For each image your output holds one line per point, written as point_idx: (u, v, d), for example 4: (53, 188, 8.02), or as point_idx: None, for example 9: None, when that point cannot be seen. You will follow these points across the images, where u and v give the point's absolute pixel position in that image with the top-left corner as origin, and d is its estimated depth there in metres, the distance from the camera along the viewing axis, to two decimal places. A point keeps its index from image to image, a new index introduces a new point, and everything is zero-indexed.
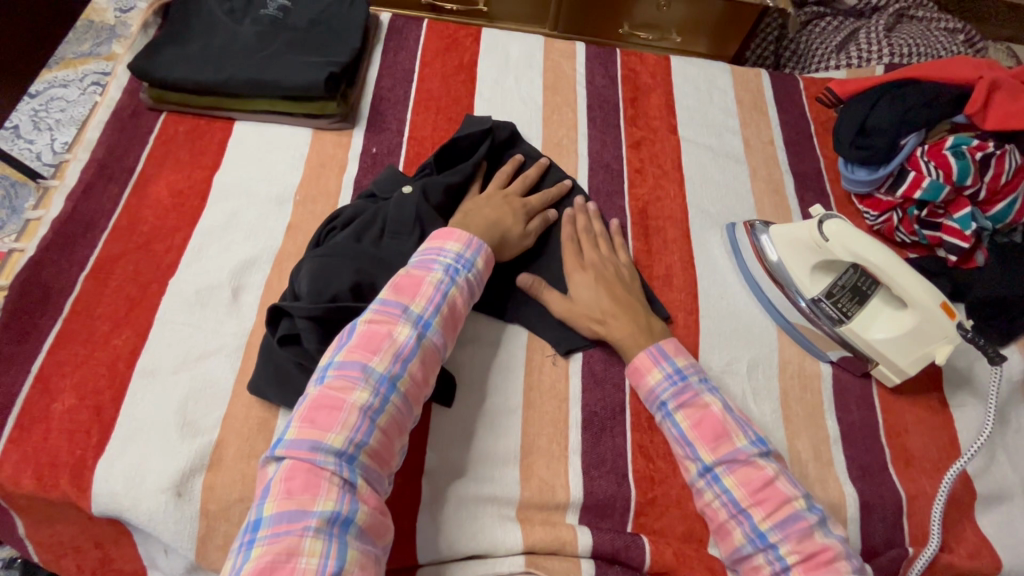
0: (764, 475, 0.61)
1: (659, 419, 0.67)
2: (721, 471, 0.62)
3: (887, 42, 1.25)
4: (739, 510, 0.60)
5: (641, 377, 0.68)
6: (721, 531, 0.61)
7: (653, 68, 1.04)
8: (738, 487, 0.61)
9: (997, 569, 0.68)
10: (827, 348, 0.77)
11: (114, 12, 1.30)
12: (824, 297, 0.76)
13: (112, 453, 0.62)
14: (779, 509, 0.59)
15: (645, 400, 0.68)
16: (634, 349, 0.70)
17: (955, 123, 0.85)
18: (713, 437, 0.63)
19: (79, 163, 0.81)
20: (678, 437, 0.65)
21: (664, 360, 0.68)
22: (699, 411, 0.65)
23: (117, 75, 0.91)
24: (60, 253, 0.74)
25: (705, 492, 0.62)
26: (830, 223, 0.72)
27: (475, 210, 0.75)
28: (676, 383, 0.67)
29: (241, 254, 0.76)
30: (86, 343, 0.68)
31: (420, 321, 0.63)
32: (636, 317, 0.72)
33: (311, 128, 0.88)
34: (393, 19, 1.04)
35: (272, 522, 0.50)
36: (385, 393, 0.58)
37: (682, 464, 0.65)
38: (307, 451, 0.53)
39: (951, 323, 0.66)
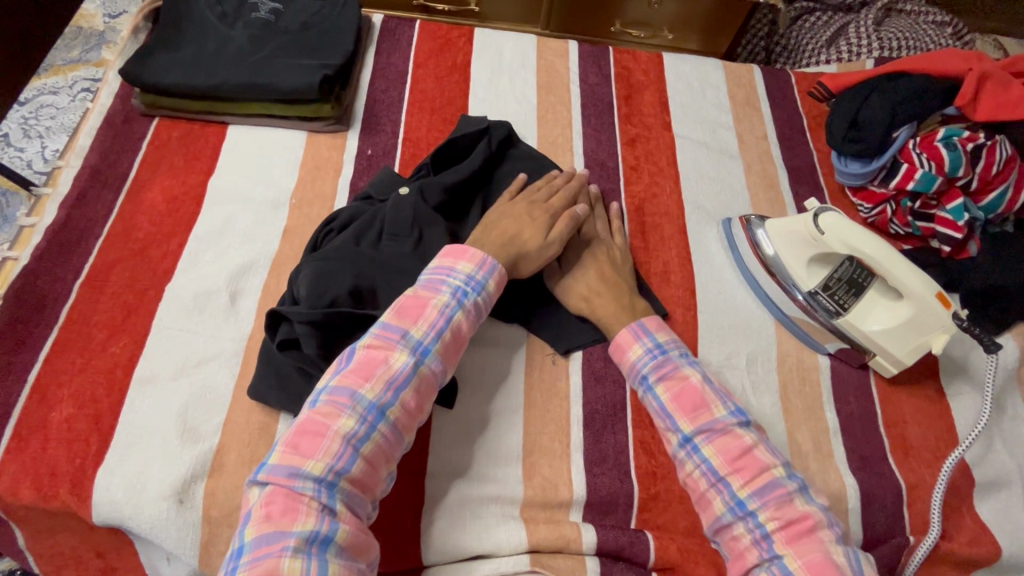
0: (743, 443, 0.61)
1: (641, 394, 0.67)
2: (701, 441, 0.62)
3: (876, 37, 1.26)
4: (719, 478, 0.60)
5: (622, 352, 0.69)
6: (702, 500, 0.61)
7: (646, 65, 1.04)
8: (717, 456, 0.61)
9: (997, 555, 0.69)
10: (825, 341, 0.78)
11: (103, 17, 1.29)
12: (823, 290, 0.76)
13: (112, 461, 0.62)
14: (757, 477, 0.59)
15: (627, 375, 0.68)
16: (616, 327, 0.71)
17: (946, 115, 0.86)
18: (692, 407, 0.63)
19: (72, 170, 0.81)
20: (658, 410, 0.65)
21: (644, 336, 0.68)
22: (678, 382, 0.65)
23: (108, 81, 0.90)
24: (55, 261, 0.73)
25: (686, 462, 0.62)
26: (828, 216, 0.73)
27: (494, 224, 0.73)
28: (656, 357, 0.67)
29: (238, 259, 0.76)
30: (84, 351, 0.67)
31: (418, 347, 0.62)
32: (626, 295, 0.73)
33: (305, 131, 0.88)
34: (386, 21, 1.03)
35: (252, 546, 0.51)
36: (372, 420, 0.58)
37: (663, 436, 0.65)
38: (286, 477, 0.54)
39: (947, 313, 0.67)
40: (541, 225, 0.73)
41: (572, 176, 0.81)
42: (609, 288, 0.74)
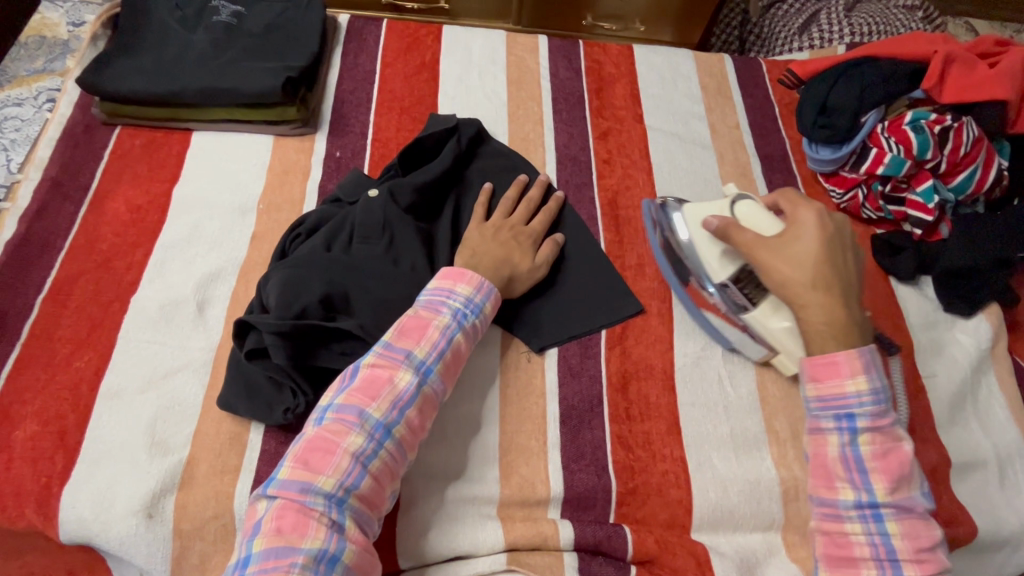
0: (930, 535, 0.58)
1: (834, 430, 0.60)
2: (887, 513, 0.58)
3: (847, 22, 1.26)
4: (891, 557, 0.57)
5: (841, 376, 0.60)
6: (847, 562, 0.58)
7: (616, 58, 1.04)
8: (901, 537, 0.57)
9: (975, 534, 0.69)
10: (721, 332, 0.75)
11: (66, 26, 1.27)
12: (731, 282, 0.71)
13: (78, 478, 0.60)
14: (936, 575, 0.56)
15: (830, 402, 0.61)
16: (824, 342, 0.62)
17: (913, 99, 0.85)
18: (897, 477, 0.58)
19: (31, 182, 0.79)
20: (849, 458, 0.60)
21: (875, 372, 0.60)
22: (893, 444, 0.59)
23: (68, 91, 0.88)
24: (16, 276, 0.72)
25: (854, 523, 0.59)
26: (740, 203, 0.72)
27: (480, 248, 0.73)
28: (877, 403, 0.59)
29: (205, 267, 0.75)
30: (47, 367, 0.66)
31: (422, 366, 0.62)
32: (841, 312, 0.62)
33: (272, 134, 0.87)
34: (353, 21, 1.02)
35: (260, 559, 0.50)
36: (380, 438, 0.57)
37: (831, 483, 0.60)
38: (297, 492, 0.53)
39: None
40: (527, 250, 0.75)
41: (543, 180, 0.83)
42: (839, 294, 0.63)
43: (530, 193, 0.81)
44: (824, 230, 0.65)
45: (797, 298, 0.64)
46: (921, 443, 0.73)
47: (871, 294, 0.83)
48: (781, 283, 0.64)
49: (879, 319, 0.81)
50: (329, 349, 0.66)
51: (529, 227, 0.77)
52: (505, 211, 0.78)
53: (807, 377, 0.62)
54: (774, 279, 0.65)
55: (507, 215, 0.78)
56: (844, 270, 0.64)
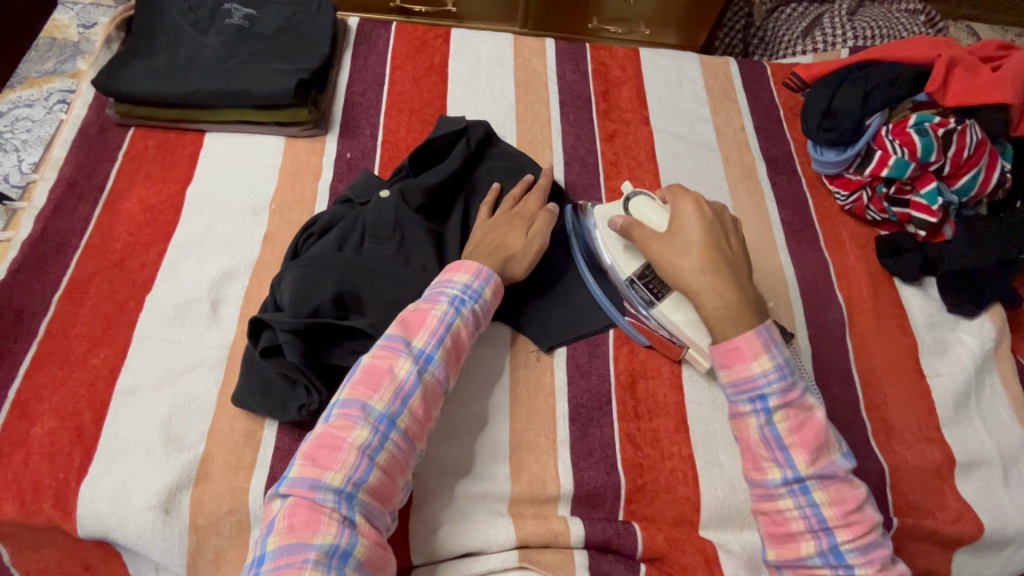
0: (857, 495, 0.58)
1: (750, 412, 0.60)
2: (813, 484, 0.58)
3: (851, 26, 1.27)
4: (824, 527, 0.57)
5: (744, 360, 0.60)
6: (786, 537, 0.58)
7: (623, 61, 1.05)
8: (829, 504, 0.57)
9: (980, 532, 0.70)
10: (638, 333, 0.75)
11: (77, 28, 1.28)
12: (635, 279, 0.73)
13: (95, 474, 0.61)
14: (867, 534, 0.56)
15: (740, 385, 0.60)
16: (726, 327, 0.62)
17: (917, 101, 0.87)
18: (815, 447, 0.58)
19: (47, 182, 0.80)
20: (770, 437, 0.59)
21: (774, 348, 0.60)
22: (803, 414, 0.59)
23: (82, 92, 0.89)
24: (33, 275, 0.72)
25: (785, 499, 0.58)
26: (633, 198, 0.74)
27: (480, 239, 0.74)
28: (783, 377, 0.59)
29: (218, 266, 0.75)
30: (64, 364, 0.67)
31: (422, 355, 0.62)
32: (732, 290, 0.63)
33: (284, 136, 0.88)
34: (362, 24, 1.03)
35: (274, 557, 0.51)
36: (385, 430, 0.58)
37: (759, 464, 0.59)
38: (307, 489, 0.54)
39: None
40: (523, 226, 0.75)
41: (549, 177, 0.82)
42: (730, 278, 0.64)
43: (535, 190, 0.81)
44: (707, 218, 0.67)
45: (693, 286, 0.64)
46: (925, 442, 0.74)
47: (876, 294, 0.84)
48: (676, 272, 0.65)
49: (882, 320, 0.82)
50: (342, 347, 0.67)
51: (524, 208, 0.77)
52: (508, 204, 0.78)
53: (718, 364, 0.62)
54: (669, 271, 0.66)
55: (510, 207, 0.78)
56: (729, 255, 0.66)
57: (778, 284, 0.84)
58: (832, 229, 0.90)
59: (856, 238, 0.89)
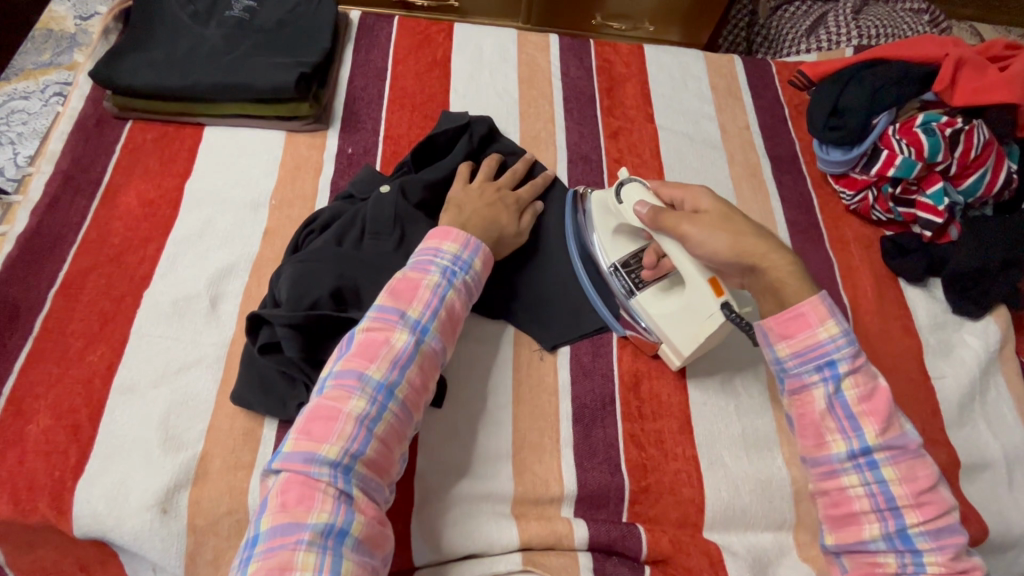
0: (929, 475, 0.58)
1: (817, 382, 0.60)
2: (882, 459, 0.58)
3: (855, 25, 1.26)
4: (891, 506, 0.57)
5: (812, 326, 0.60)
6: (848, 518, 0.59)
7: (627, 57, 1.04)
8: (898, 482, 0.58)
9: (985, 534, 0.70)
10: (612, 320, 0.76)
11: (73, 19, 1.26)
12: (619, 266, 0.75)
13: (92, 473, 0.60)
14: (938, 516, 0.57)
15: (807, 353, 0.60)
16: (794, 288, 0.61)
17: (924, 101, 0.86)
18: (887, 421, 0.58)
19: (43, 175, 0.79)
20: (840, 407, 0.59)
21: (839, 314, 0.60)
22: (873, 386, 0.59)
23: (78, 84, 0.88)
24: (28, 270, 0.71)
25: (851, 476, 0.59)
26: (624, 188, 0.73)
27: (468, 207, 0.73)
28: (852, 346, 0.59)
29: (217, 262, 0.74)
30: (60, 361, 0.66)
31: (417, 326, 0.61)
32: (785, 248, 0.63)
33: (284, 130, 0.87)
34: (364, 17, 1.02)
35: (268, 537, 0.50)
36: (382, 401, 0.57)
37: (825, 437, 0.60)
38: (301, 464, 0.53)
39: (718, 301, 0.64)
40: (513, 211, 0.75)
41: (530, 158, 0.83)
42: (775, 240, 0.64)
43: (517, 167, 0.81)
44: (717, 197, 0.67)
45: (753, 252, 0.63)
46: (930, 444, 0.74)
47: (880, 295, 0.83)
48: (726, 245, 0.63)
49: (887, 321, 0.81)
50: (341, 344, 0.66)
51: (517, 193, 0.77)
52: (488, 174, 0.78)
53: (778, 335, 0.61)
54: (725, 242, 0.63)
55: (491, 180, 0.78)
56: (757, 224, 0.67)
57: None
58: (837, 228, 0.89)
59: (861, 238, 0.89)
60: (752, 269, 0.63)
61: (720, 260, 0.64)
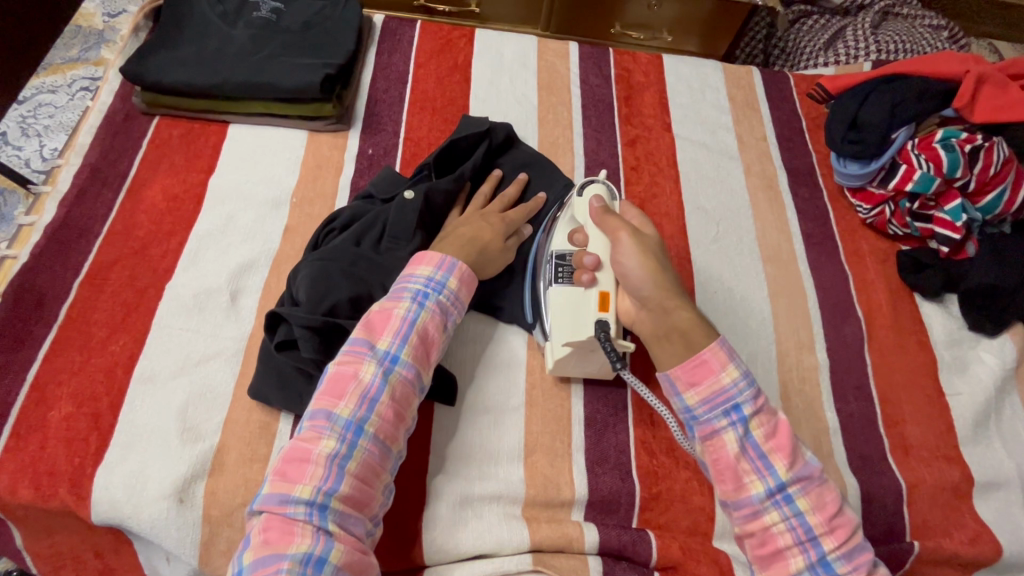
0: (835, 498, 0.58)
1: (727, 426, 0.59)
2: (795, 491, 0.57)
3: (874, 40, 1.27)
4: (810, 536, 0.56)
5: (715, 372, 0.60)
6: (774, 556, 0.57)
7: (646, 66, 1.04)
8: (812, 511, 0.57)
9: (998, 554, 0.69)
10: (527, 307, 0.75)
11: (102, 16, 1.28)
12: (555, 259, 0.70)
13: (111, 460, 0.61)
14: (850, 537, 0.57)
15: (713, 399, 0.59)
16: (694, 337, 0.61)
17: (944, 117, 0.87)
18: (791, 454, 0.58)
19: (72, 168, 0.80)
20: (751, 448, 0.58)
21: (738, 357, 0.61)
22: (773, 420, 0.60)
23: (108, 80, 0.90)
24: (54, 259, 0.73)
25: (772, 514, 0.57)
26: (590, 189, 0.73)
27: (449, 234, 0.72)
28: (752, 385, 0.60)
29: (239, 258, 0.75)
30: (83, 349, 0.67)
31: (386, 357, 0.60)
32: (695, 306, 0.65)
33: (306, 130, 0.88)
34: (387, 21, 1.03)
35: (249, 572, 0.50)
36: (352, 438, 0.56)
37: (744, 483, 0.58)
38: (278, 504, 0.53)
39: (599, 314, 0.65)
40: (501, 233, 0.73)
41: (521, 176, 0.81)
42: (686, 297, 0.64)
43: (508, 189, 0.80)
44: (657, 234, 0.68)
45: (668, 291, 0.64)
46: (943, 461, 0.73)
47: (895, 309, 0.83)
48: (638, 273, 0.64)
49: (902, 336, 0.81)
50: None
51: (503, 214, 0.75)
52: (478, 203, 0.78)
53: (685, 381, 0.60)
54: (646, 269, 0.64)
55: (480, 207, 0.78)
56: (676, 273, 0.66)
57: (797, 295, 0.83)
58: (853, 242, 0.89)
59: (876, 252, 0.89)
60: (660, 308, 0.63)
61: (632, 280, 0.64)
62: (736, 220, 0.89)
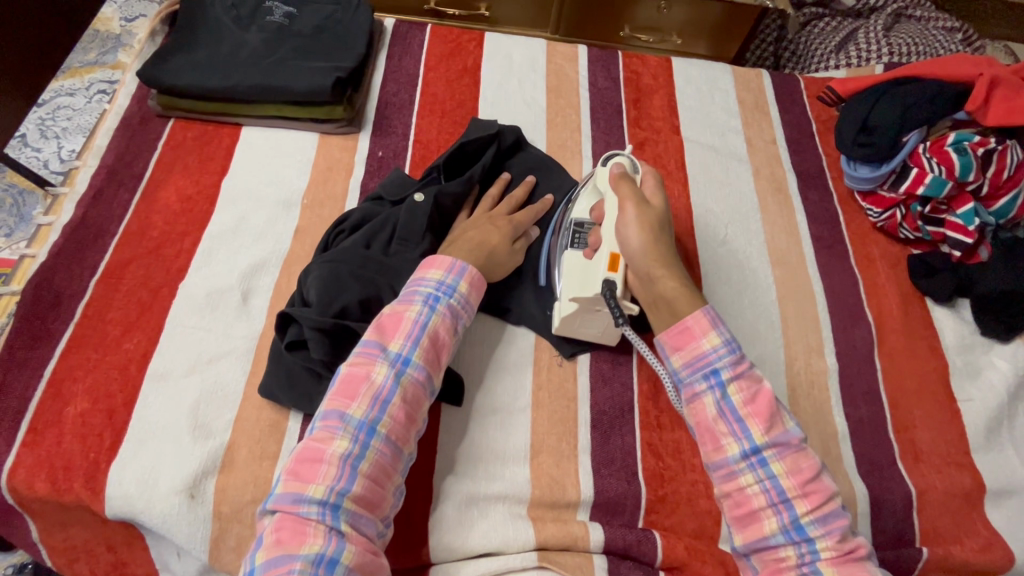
0: (812, 465, 0.56)
1: (704, 389, 0.59)
2: (770, 456, 0.56)
3: (886, 42, 1.26)
4: (783, 500, 0.55)
5: (696, 338, 0.60)
6: (749, 517, 0.56)
7: (655, 69, 1.04)
8: (786, 475, 0.55)
9: (1010, 562, 0.68)
10: (542, 270, 0.77)
11: (119, 21, 1.31)
12: (573, 225, 0.73)
13: (124, 456, 0.62)
14: (825, 504, 0.55)
15: (694, 364, 0.59)
16: (681, 305, 0.62)
17: (956, 120, 0.85)
18: (770, 419, 0.57)
19: (89, 169, 0.82)
20: (726, 411, 0.57)
21: (722, 325, 0.60)
22: (753, 385, 0.58)
23: (125, 83, 0.92)
24: (71, 259, 0.74)
25: (746, 475, 0.56)
26: (613, 160, 0.73)
27: (459, 237, 0.73)
28: (733, 351, 0.59)
29: (250, 258, 0.77)
30: (98, 347, 0.68)
31: (398, 359, 0.61)
32: (685, 277, 0.64)
33: (317, 132, 0.89)
34: (397, 25, 1.04)
35: (262, 571, 0.51)
36: (364, 439, 0.57)
37: (719, 443, 0.58)
38: (291, 504, 0.53)
39: (606, 274, 0.65)
40: (507, 236, 0.74)
41: (528, 179, 0.82)
42: (678, 268, 0.64)
43: (515, 191, 0.80)
44: (660, 208, 0.68)
45: (659, 260, 0.64)
46: (955, 467, 0.72)
47: (906, 314, 0.82)
48: (634, 242, 0.65)
49: (912, 341, 0.81)
50: None
51: (511, 217, 0.76)
52: (486, 206, 0.79)
53: (668, 347, 0.61)
54: (643, 240, 0.65)
55: (487, 210, 0.79)
56: (672, 247, 0.66)
57: (805, 298, 0.83)
58: (863, 246, 0.89)
59: (888, 256, 0.88)
60: (649, 277, 0.64)
61: (629, 247, 0.65)
62: (744, 223, 0.89)
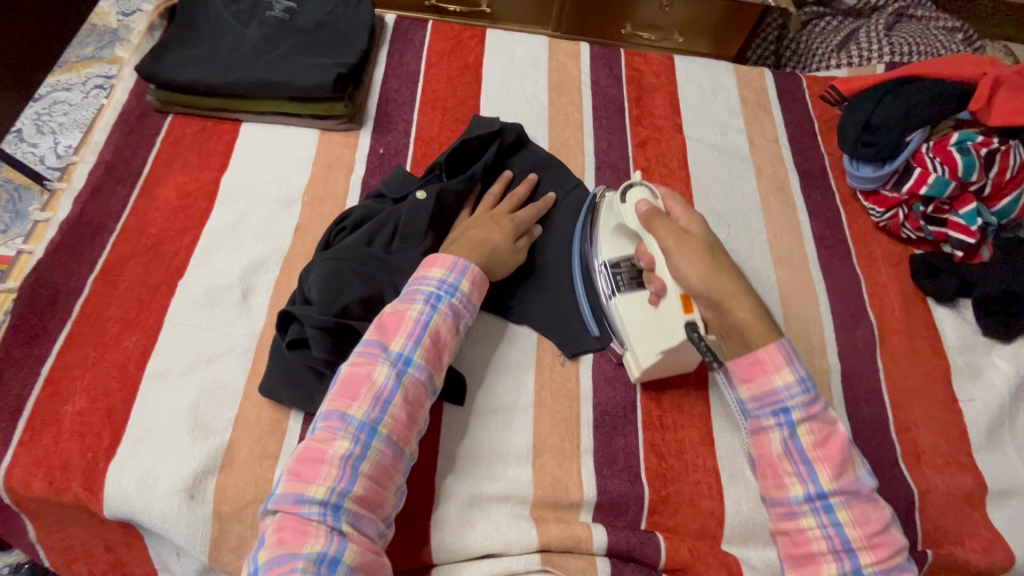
0: (881, 517, 0.54)
1: (773, 425, 0.56)
2: (837, 502, 0.54)
3: (887, 42, 1.26)
4: (846, 548, 0.53)
5: (767, 373, 0.55)
6: (806, 558, 0.55)
7: (657, 67, 1.04)
8: (852, 525, 0.54)
9: (1011, 562, 0.68)
10: (589, 318, 0.75)
11: (116, 15, 1.29)
12: (611, 265, 0.72)
13: (122, 456, 0.62)
14: (890, 557, 0.53)
15: (762, 400, 0.56)
16: (755, 336, 0.56)
17: (960, 120, 0.85)
18: (841, 466, 0.54)
19: (86, 165, 0.81)
20: (795, 452, 0.55)
21: (798, 361, 0.55)
22: (826, 429, 0.55)
23: (123, 77, 0.90)
24: (69, 256, 0.73)
25: (808, 518, 0.55)
26: (633, 191, 0.69)
27: (460, 236, 0.72)
28: (807, 391, 0.55)
29: (250, 255, 0.76)
30: (96, 345, 0.67)
31: (400, 358, 0.61)
32: (757, 299, 0.58)
33: (318, 129, 0.88)
34: (399, 20, 1.04)
35: (264, 570, 0.50)
36: (366, 439, 0.56)
37: (783, 481, 0.56)
38: (293, 503, 0.53)
39: (684, 317, 0.61)
40: (509, 234, 0.73)
41: (529, 177, 0.81)
42: (745, 292, 0.57)
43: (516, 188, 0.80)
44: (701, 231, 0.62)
45: (725, 288, 0.57)
46: (956, 467, 0.72)
47: (907, 314, 0.82)
48: (693, 276, 0.59)
49: (914, 341, 0.80)
50: None
51: (513, 215, 0.75)
52: (489, 204, 0.78)
53: (736, 378, 0.57)
54: (701, 269, 0.58)
55: (490, 207, 0.78)
56: (733, 271, 0.59)
57: (808, 298, 0.82)
58: (865, 246, 0.88)
59: (889, 256, 0.88)
60: (717, 308, 0.58)
61: (689, 284, 0.59)
62: (747, 223, 0.88)
